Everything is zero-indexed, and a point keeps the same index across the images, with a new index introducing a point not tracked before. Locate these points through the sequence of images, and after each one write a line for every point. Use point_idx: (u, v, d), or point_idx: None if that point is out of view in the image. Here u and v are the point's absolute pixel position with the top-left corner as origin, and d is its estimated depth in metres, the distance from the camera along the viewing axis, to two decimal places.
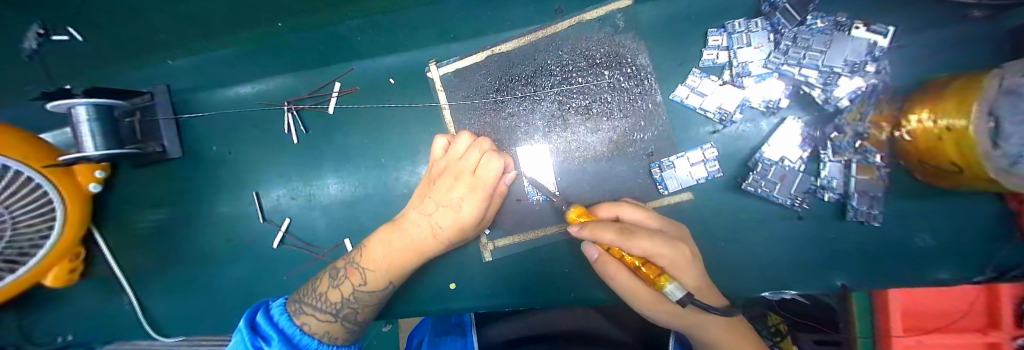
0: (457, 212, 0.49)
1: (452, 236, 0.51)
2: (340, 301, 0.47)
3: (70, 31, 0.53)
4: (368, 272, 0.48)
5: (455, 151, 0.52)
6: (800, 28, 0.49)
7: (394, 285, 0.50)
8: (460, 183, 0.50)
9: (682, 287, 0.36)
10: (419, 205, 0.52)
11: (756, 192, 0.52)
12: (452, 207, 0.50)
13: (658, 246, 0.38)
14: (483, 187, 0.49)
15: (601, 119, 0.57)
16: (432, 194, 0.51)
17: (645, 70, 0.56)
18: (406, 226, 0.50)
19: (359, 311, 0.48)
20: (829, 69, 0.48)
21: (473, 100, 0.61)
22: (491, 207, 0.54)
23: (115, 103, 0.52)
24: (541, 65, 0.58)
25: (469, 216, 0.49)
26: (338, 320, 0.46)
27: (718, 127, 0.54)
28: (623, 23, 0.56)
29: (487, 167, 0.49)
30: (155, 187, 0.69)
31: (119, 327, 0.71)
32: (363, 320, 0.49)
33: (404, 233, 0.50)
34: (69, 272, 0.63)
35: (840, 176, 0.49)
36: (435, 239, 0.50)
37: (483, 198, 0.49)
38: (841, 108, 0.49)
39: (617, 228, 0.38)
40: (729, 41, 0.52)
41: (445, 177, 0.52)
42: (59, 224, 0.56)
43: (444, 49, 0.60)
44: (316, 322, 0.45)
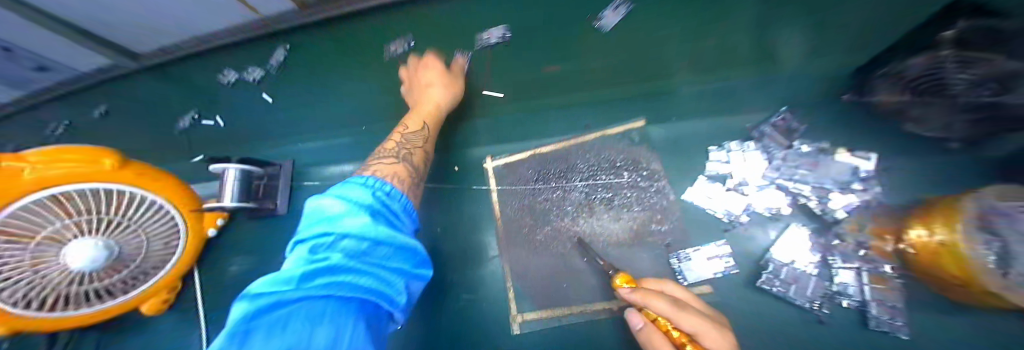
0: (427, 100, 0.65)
1: (443, 107, 0.66)
2: (394, 147, 0.60)
3: (215, 118, 0.86)
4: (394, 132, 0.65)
5: (420, 98, 0.66)
6: (789, 151, 0.63)
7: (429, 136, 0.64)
8: (435, 84, 0.66)
9: None
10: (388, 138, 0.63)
11: (773, 291, 0.55)
12: (424, 101, 0.65)
13: (709, 327, 0.39)
14: (431, 101, 0.64)
15: (623, 210, 0.67)
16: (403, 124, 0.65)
17: (658, 173, 0.69)
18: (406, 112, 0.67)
19: (410, 149, 0.60)
20: (820, 187, 0.59)
21: (516, 187, 0.76)
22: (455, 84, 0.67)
23: (252, 168, 0.72)
24: (571, 164, 0.74)
25: (437, 97, 0.65)
26: (399, 161, 0.56)
27: (729, 226, 0.62)
28: (638, 137, 0.72)
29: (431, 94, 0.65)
30: (255, 236, 0.85)
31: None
32: (417, 163, 0.59)
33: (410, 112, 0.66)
34: (161, 302, 0.74)
35: (855, 284, 0.53)
36: (423, 96, 0.66)
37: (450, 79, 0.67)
38: (839, 219, 0.57)
39: (670, 300, 0.42)
40: (729, 157, 0.65)
41: (411, 120, 0.64)
42: (175, 258, 0.69)
43: (498, 147, 0.79)
44: (386, 167, 0.54)
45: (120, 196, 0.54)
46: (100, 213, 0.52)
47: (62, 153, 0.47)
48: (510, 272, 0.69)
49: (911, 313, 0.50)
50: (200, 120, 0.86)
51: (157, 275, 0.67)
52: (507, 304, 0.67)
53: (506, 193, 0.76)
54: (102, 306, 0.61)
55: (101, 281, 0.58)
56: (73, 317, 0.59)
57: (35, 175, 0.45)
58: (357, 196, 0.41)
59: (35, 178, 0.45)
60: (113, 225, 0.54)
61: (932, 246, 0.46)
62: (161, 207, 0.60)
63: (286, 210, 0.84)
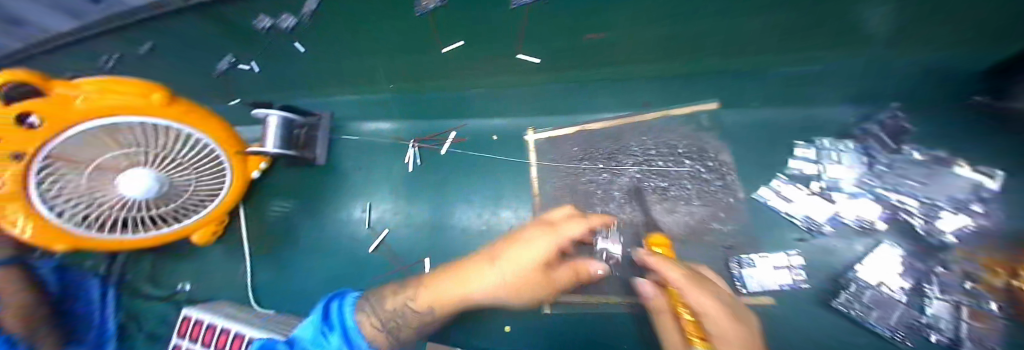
0: (466, 288, 0.50)
1: (493, 278, 0.58)
2: (396, 310, 0.53)
3: (251, 64, 0.84)
4: (414, 295, 0.53)
5: (449, 277, 0.52)
6: (896, 156, 0.53)
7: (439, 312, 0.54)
8: (542, 217, 0.62)
9: None
10: (425, 283, 0.55)
11: (849, 314, 0.49)
12: (464, 283, 0.50)
13: (724, 315, 0.36)
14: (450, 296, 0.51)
15: (679, 202, 0.61)
16: (434, 282, 0.53)
17: (727, 165, 0.61)
18: (437, 282, 0.53)
19: (410, 316, 0.53)
20: (929, 201, 0.50)
21: (559, 164, 0.71)
22: (518, 293, 0.50)
23: (289, 117, 0.72)
24: (624, 145, 0.67)
25: (480, 294, 0.49)
26: (384, 332, 0.50)
27: (806, 236, 0.55)
28: (707, 123, 0.64)
29: (478, 281, 0.49)
30: (293, 183, 0.86)
31: (217, 291, 0.82)
32: (404, 338, 0.53)
33: (437, 286, 0.52)
34: (210, 234, 0.78)
35: (948, 318, 0.44)
36: (465, 296, 0.50)
37: (576, 225, 0.62)
38: (948, 244, 0.48)
39: (685, 274, 0.39)
40: (819, 155, 0.57)
41: (436, 286, 0.52)
42: (222, 196, 0.71)
43: (544, 119, 0.73)
44: (373, 332, 0.49)
45: (174, 131, 0.55)
46: (150, 146, 0.54)
47: (109, 84, 0.48)
48: None
49: None
50: (236, 64, 0.84)
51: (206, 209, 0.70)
52: None
53: (546, 168, 0.71)
54: (159, 231, 0.65)
55: (156, 210, 0.61)
56: (135, 240, 0.64)
57: (87, 104, 0.46)
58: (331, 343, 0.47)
59: (89, 108, 0.47)
60: (168, 160, 0.56)
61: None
62: (207, 146, 0.60)
63: (326, 160, 0.83)
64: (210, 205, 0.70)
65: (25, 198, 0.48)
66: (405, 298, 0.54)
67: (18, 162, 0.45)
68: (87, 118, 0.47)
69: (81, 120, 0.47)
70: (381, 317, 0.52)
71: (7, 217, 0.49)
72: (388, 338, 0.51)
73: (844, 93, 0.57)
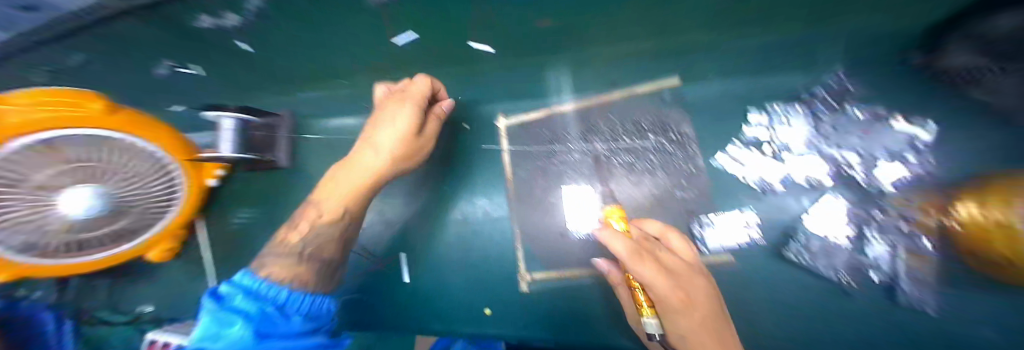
0: (363, 161, 0.55)
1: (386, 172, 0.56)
2: (299, 245, 0.52)
3: (195, 67, 0.78)
4: (321, 204, 0.55)
5: (358, 160, 0.56)
6: (839, 117, 0.58)
7: (354, 211, 0.56)
8: (390, 127, 0.55)
9: (658, 324, 0.39)
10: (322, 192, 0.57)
11: (799, 262, 0.54)
12: (358, 162, 0.56)
13: (663, 281, 0.38)
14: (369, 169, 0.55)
15: (645, 175, 0.63)
16: (332, 183, 0.56)
17: (689, 137, 0.63)
18: (337, 178, 0.56)
19: (321, 240, 0.53)
20: (868, 155, 0.55)
21: (531, 147, 0.71)
22: (416, 149, 0.59)
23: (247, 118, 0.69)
24: (593, 125, 0.68)
25: (378, 163, 0.55)
26: (301, 262, 0.50)
27: (760, 196, 0.58)
28: (670, 97, 0.65)
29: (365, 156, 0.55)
30: (259, 188, 0.83)
31: (190, 307, 0.79)
32: (326, 258, 0.53)
33: (339, 181, 0.56)
34: (167, 251, 0.74)
35: (888, 258, 0.50)
36: (369, 176, 0.55)
37: (416, 112, 0.56)
38: (885, 192, 0.53)
39: (630, 249, 0.40)
40: (772, 121, 0.60)
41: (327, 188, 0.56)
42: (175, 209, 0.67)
43: (513, 103, 0.72)
44: (283, 270, 0.48)
45: (115, 142, 0.52)
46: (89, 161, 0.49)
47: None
48: (522, 235, 0.68)
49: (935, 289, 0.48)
50: (177, 68, 0.77)
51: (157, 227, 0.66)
52: (515, 263, 0.67)
53: (518, 153, 0.71)
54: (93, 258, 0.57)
55: (105, 229, 0.54)
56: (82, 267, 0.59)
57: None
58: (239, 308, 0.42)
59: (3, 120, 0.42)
60: (114, 176, 0.52)
61: (983, 223, 0.43)
62: (157, 157, 0.56)
63: (289, 163, 0.80)
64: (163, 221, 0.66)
65: None
66: (312, 207, 0.55)
67: None
68: (14, 134, 0.43)
69: (10, 137, 0.43)
70: (282, 256, 0.51)
71: None
72: (311, 267, 0.51)
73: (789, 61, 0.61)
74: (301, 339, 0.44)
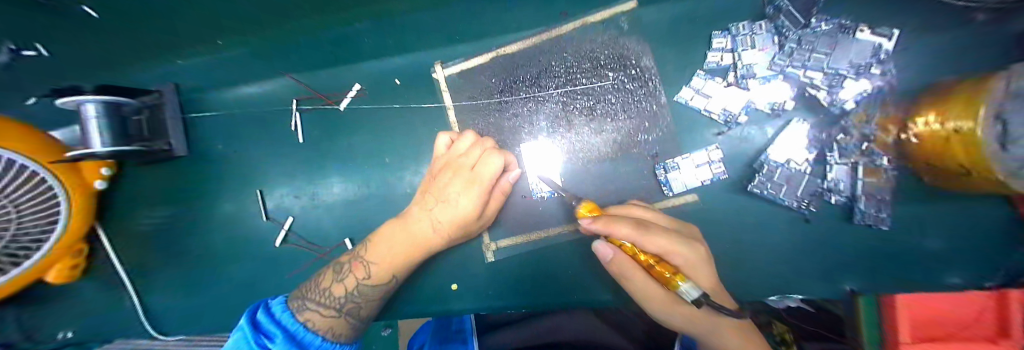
0: (457, 207, 0.49)
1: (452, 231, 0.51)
2: (343, 296, 0.47)
3: (38, 48, 0.52)
4: (372, 266, 0.49)
5: (444, 194, 0.51)
6: (805, 30, 0.50)
7: (397, 280, 0.51)
8: (468, 190, 0.49)
9: (695, 286, 0.36)
10: (390, 235, 0.51)
11: (762, 194, 0.51)
12: (451, 203, 0.50)
13: (674, 244, 0.40)
14: (459, 220, 0.50)
15: (606, 120, 0.57)
16: (410, 223, 0.51)
17: (650, 71, 0.56)
18: (409, 221, 0.51)
19: (363, 294, 0.48)
20: (834, 72, 0.48)
21: (477, 101, 0.61)
22: (491, 204, 0.53)
23: (122, 101, 0.52)
24: (545, 66, 0.59)
25: (472, 210, 0.50)
26: (343, 315, 0.47)
27: (723, 129, 0.54)
28: (628, 25, 0.56)
29: (469, 196, 0.49)
30: (162, 185, 0.69)
31: (121, 325, 0.71)
32: (366, 316, 0.49)
33: (408, 228, 0.51)
34: (69, 269, 0.62)
35: (847, 179, 0.48)
36: (436, 234, 0.51)
37: (483, 193, 0.50)
38: (847, 111, 0.48)
39: (632, 223, 0.39)
40: (734, 43, 0.52)
41: (419, 233, 0.50)
42: (63, 222, 0.55)
43: (450, 51, 0.61)
44: (324, 321, 0.45)
45: None
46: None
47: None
48: None
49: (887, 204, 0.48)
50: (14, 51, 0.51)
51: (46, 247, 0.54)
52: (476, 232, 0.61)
53: (463, 110, 0.62)
54: None
55: None
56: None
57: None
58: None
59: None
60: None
61: (941, 133, 0.36)
62: (14, 163, 0.45)
63: (187, 149, 0.67)
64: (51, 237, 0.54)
65: None
66: (361, 262, 0.49)
67: None
68: None
69: None
70: (324, 299, 0.47)
71: None
72: (358, 310, 0.48)
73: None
74: None
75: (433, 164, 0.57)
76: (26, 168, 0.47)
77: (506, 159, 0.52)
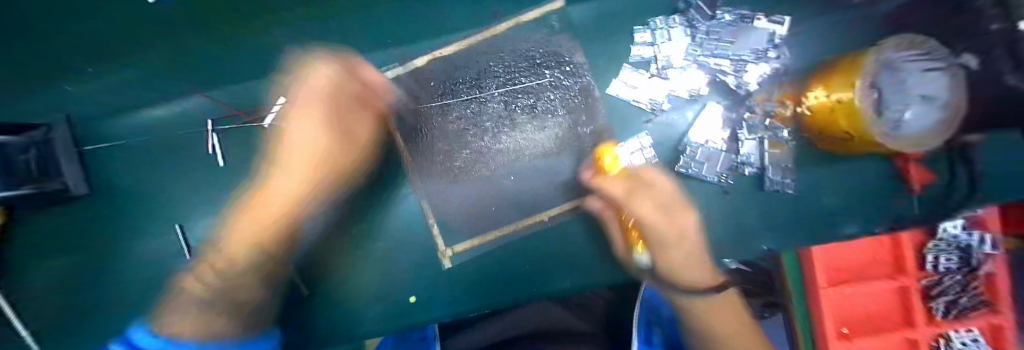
0: (306, 143, 0.46)
1: (319, 165, 0.48)
2: (201, 293, 0.45)
3: None
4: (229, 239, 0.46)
5: (302, 132, 0.47)
6: (712, 22, 0.55)
7: (273, 240, 0.48)
8: (311, 116, 0.47)
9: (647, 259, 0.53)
10: (252, 205, 0.48)
11: (688, 174, 0.56)
12: (301, 142, 0.47)
13: (665, 219, 0.44)
14: (314, 167, 0.47)
15: (546, 117, 0.59)
16: (269, 185, 0.48)
17: (582, 66, 0.58)
18: (274, 185, 0.48)
19: (226, 276, 0.45)
20: (738, 58, 0.54)
21: (421, 107, 0.61)
22: (346, 112, 0.50)
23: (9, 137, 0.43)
24: (483, 67, 0.60)
25: (319, 138, 0.46)
26: (206, 314, 0.44)
27: (651, 116, 0.58)
28: (558, 23, 0.58)
29: (306, 131, 0.47)
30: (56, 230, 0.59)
31: None
32: (242, 295, 0.47)
33: (263, 199, 0.47)
34: None
35: (758, 153, 0.53)
36: (297, 190, 0.47)
37: (330, 102, 0.47)
38: (751, 92, 0.54)
39: (625, 191, 0.46)
40: (654, 36, 0.56)
41: (268, 193, 0.47)
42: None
43: (382, 58, 0.59)
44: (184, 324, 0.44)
45: None
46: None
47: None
48: (429, 207, 0.61)
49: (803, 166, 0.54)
50: None
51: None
52: (431, 238, 0.61)
53: (404, 118, 0.60)
54: None
55: None
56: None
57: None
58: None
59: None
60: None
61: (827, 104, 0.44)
62: None
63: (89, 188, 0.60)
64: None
65: None
66: (218, 254, 0.46)
67: None
68: None
69: None
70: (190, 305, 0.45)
71: None
72: (256, 287, 0.49)
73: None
74: None
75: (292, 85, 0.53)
76: None
77: (345, 87, 0.49)
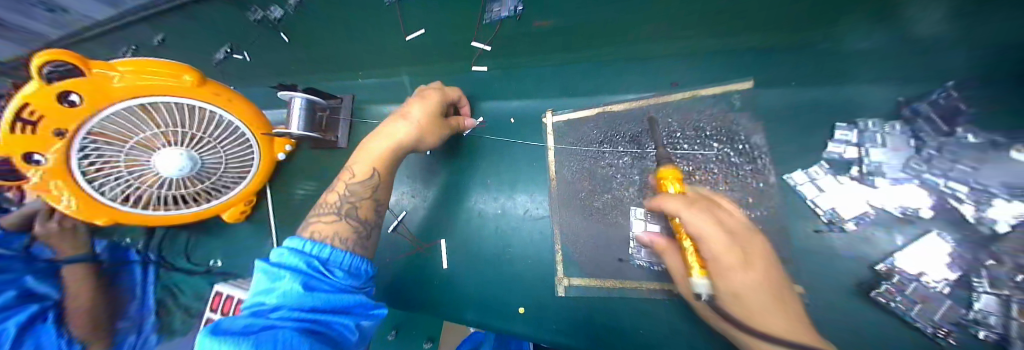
0: (403, 120, 0.57)
1: (405, 149, 0.57)
2: (336, 201, 0.54)
3: (243, 53, 0.91)
4: (356, 170, 0.56)
5: (403, 108, 0.59)
6: (947, 138, 0.46)
7: (381, 176, 0.56)
8: (421, 102, 0.58)
9: (706, 286, 0.43)
10: (373, 139, 0.58)
11: (889, 306, 0.47)
12: (401, 117, 0.57)
13: (719, 242, 0.41)
14: (400, 132, 0.56)
15: (704, 187, 0.58)
16: (381, 131, 0.58)
17: (759, 149, 0.57)
18: (379, 136, 0.58)
19: (355, 204, 0.54)
20: (982, 187, 0.43)
21: (578, 147, 0.69)
22: (438, 126, 0.60)
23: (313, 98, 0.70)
24: (647, 127, 0.65)
25: (415, 120, 0.56)
26: (341, 218, 0.52)
27: (824, 228, 0.53)
28: (740, 102, 0.60)
29: (411, 112, 0.57)
30: (313, 165, 0.86)
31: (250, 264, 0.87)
32: (365, 218, 0.53)
33: (374, 144, 0.57)
34: (240, 213, 0.82)
35: (999, 313, 0.39)
36: (390, 148, 0.56)
37: (433, 104, 0.59)
38: (1000, 233, 0.41)
39: (684, 201, 0.46)
40: (860, 138, 0.52)
41: (382, 136, 0.57)
42: (251, 175, 0.77)
43: (562, 101, 0.72)
44: (325, 228, 0.50)
45: (204, 111, 0.63)
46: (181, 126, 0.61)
47: (147, 65, 0.56)
48: (561, 235, 0.67)
49: None
50: (231, 54, 0.92)
51: (237, 188, 0.77)
52: (553, 265, 0.66)
53: (564, 153, 0.69)
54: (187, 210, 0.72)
55: (187, 189, 0.69)
56: (157, 216, 0.70)
57: (123, 84, 0.54)
58: (286, 263, 0.40)
59: (123, 87, 0.55)
60: (195, 139, 0.63)
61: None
62: (235, 127, 0.68)
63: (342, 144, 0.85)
64: (240, 183, 0.76)
65: (66, 169, 0.57)
66: (345, 169, 0.57)
67: (61, 138, 0.53)
68: (117, 97, 0.55)
69: (111, 99, 0.55)
70: (324, 214, 0.52)
71: (52, 191, 0.58)
72: (352, 227, 0.51)
73: (888, 70, 0.53)
74: (348, 295, 0.41)
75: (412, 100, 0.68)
76: (242, 134, 0.70)
77: (433, 99, 0.59)
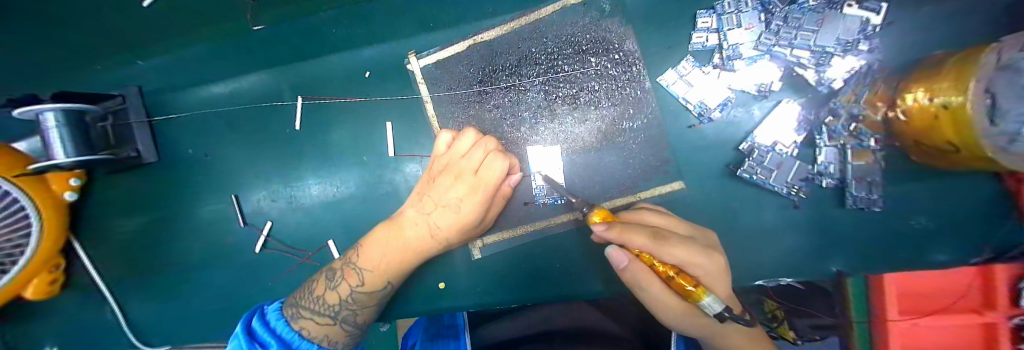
0: (457, 213, 0.48)
1: (449, 239, 0.50)
2: (334, 304, 0.46)
3: None
4: (364, 272, 0.47)
5: (459, 147, 0.50)
6: (792, 7, 0.47)
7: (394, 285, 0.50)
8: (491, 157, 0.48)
9: (719, 299, 0.33)
10: (417, 203, 0.51)
11: (751, 179, 0.51)
12: (452, 208, 0.49)
13: (697, 256, 0.35)
14: (485, 188, 0.48)
15: (589, 108, 0.55)
16: (431, 193, 0.50)
17: (633, 55, 0.54)
18: (403, 224, 0.50)
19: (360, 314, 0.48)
20: (821, 49, 0.46)
21: (456, 92, 0.58)
22: (492, 209, 0.53)
23: (83, 107, 0.47)
24: (525, 53, 0.56)
25: (471, 216, 0.49)
26: (337, 322, 0.46)
27: (697, 121, 0.53)
28: (609, 6, 0.54)
29: (490, 167, 0.48)
30: (131, 195, 0.65)
31: (91, 340, 0.67)
32: (363, 322, 0.48)
33: (401, 232, 0.49)
34: (48, 284, 0.57)
35: (838, 162, 0.47)
36: (432, 239, 0.49)
37: (483, 198, 0.48)
38: (836, 90, 0.47)
39: (648, 233, 0.35)
40: (719, 23, 0.50)
41: (446, 176, 0.50)
42: (35, 228, 0.49)
43: (427, 40, 0.58)
44: (314, 326, 0.44)
45: None
46: None
47: None
48: None
49: (893, 177, 0.47)
50: None
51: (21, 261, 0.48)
52: None
53: (444, 102, 0.59)
54: None
55: None
56: None
57: None
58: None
59: None
60: None
61: (929, 109, 0.34)
62: None
63: (157, 156, 0.63)
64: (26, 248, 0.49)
65: None
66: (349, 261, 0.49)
67: None
68: None
69: None
70: (318, 310, 0.45)
71: None
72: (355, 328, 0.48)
73: None
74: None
75: (431, 163, 0.55)
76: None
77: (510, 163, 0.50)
